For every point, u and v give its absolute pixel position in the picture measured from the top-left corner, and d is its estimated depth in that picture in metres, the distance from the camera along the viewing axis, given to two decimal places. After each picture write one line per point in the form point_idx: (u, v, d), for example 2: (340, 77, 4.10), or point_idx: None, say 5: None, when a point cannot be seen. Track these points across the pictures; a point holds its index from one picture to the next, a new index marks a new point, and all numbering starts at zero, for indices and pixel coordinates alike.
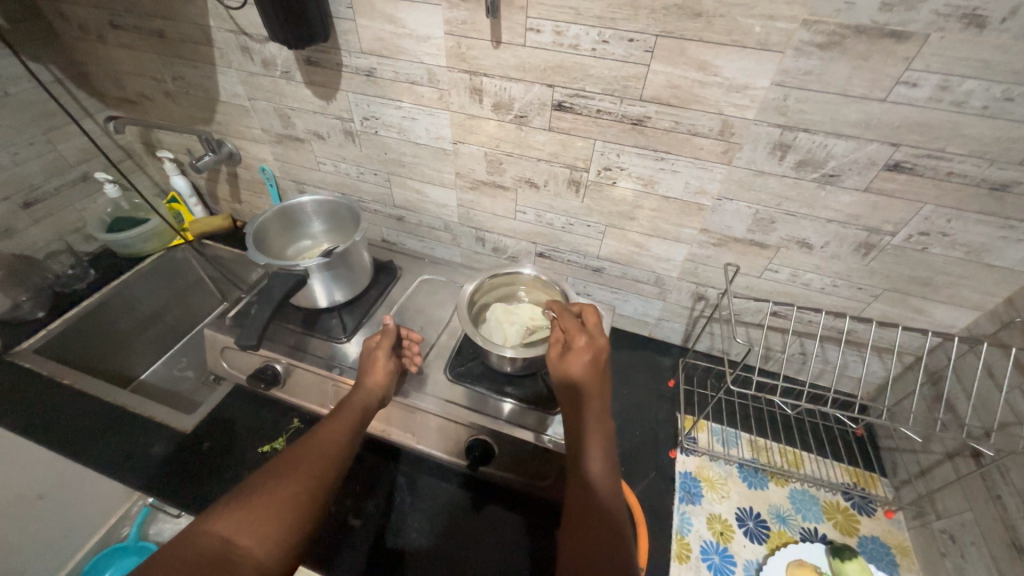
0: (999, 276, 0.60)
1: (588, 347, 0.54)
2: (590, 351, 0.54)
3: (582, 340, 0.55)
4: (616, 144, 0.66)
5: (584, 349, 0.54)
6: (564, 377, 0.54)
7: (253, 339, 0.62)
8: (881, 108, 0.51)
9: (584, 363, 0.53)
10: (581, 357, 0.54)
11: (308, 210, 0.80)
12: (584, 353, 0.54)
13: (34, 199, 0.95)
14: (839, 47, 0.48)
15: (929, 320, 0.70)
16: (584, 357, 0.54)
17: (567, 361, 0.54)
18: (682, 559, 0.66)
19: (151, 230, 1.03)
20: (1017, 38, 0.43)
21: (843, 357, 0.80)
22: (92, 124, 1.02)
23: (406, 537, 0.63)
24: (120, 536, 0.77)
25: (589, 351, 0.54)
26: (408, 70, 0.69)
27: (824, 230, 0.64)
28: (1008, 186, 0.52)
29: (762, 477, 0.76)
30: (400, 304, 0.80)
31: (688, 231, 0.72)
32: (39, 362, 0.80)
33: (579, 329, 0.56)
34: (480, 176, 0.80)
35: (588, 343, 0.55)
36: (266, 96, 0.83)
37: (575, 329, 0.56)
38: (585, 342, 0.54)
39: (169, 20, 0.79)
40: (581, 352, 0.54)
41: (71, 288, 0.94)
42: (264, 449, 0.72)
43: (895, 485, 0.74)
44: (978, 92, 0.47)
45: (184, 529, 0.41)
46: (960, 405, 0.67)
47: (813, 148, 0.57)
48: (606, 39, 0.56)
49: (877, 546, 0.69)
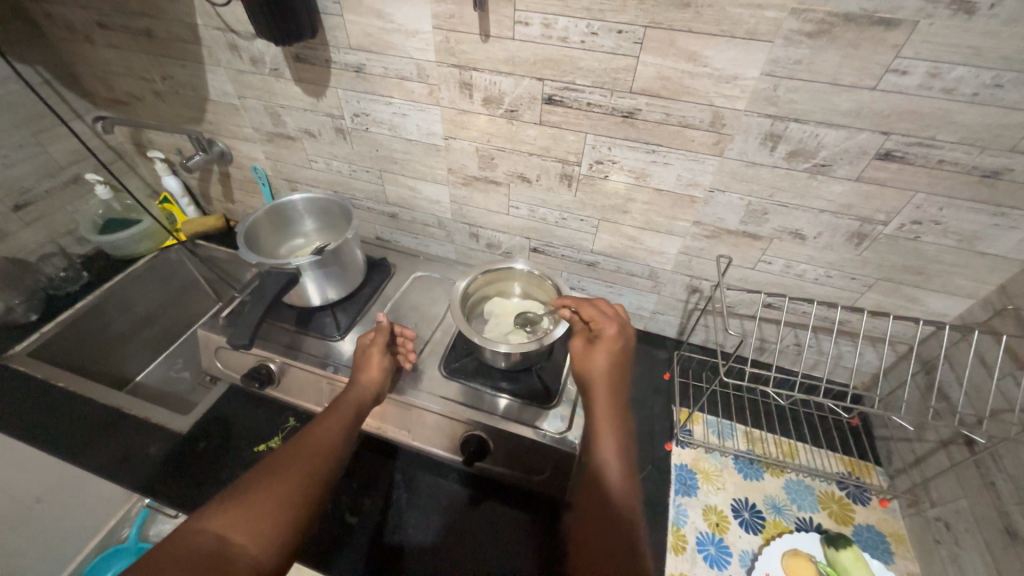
0: (992, 264, 0.60)
1: (616, 336, 0.56)
2: (618, 340, 0.56)
3: (611, 330, 0.56)
4: (608, 138, 0.65)
5: (612, 337, 0.56)
6: (587, 369, 0.55)
7: (245, 339, 0.62)
8: (871, 96, 0.51)
9: (610, 353, 0.55)
10: (607, 347, 0.55)
11: (300, 208, 0.80)
12: (613, 343, 0.55)
13: (26, 202, 0.94)
14: (827, 36, 0.48)
15: (923, 309, 0.70)
16: (611, 347, 0.55)
17: (592, 354, 0.56)
18: (679, 551, 0.66)
19: (145, 231, 1.02)
20: (1006, 23, 0.43)
21: (838, 347, 0.81)
22: (82, 125, 1.02)
23: (404, 533, 0.63)
24: (120, 536, 0.82)
25: (616, 341, 0.56)
26: (397, 66, 0.68)
27: (817, 220, 0.64)
28: (999, 173, 0.52)
29: (757, 468, 0.76)
30: (394, 302, 0.80)
31: (681, 224, 0.72)
32: (32, 364, 0.80)
33: (608, 319, 0.57)
34: (473, 172, 0.79)
35: (617, 333, 0.56)
36: (256, 94, 0.82)
37: (601, 319, 0.57)
38: (615, 331, 0.56)
39: (156, 18, 0.78)
40: (610, 341, 0.55)
41: (63, 290, 0.94)
42: (261, 448, 0.72)
43: (890, 474, 0.75)
44: (968, 78, 0.47)
45: (178, 530, 0.40)
46: (953, 393, 0.67)
47: (804, 138, 0.56)
48: (595, 31, 0.55)
49: (873, 534, 0.69)
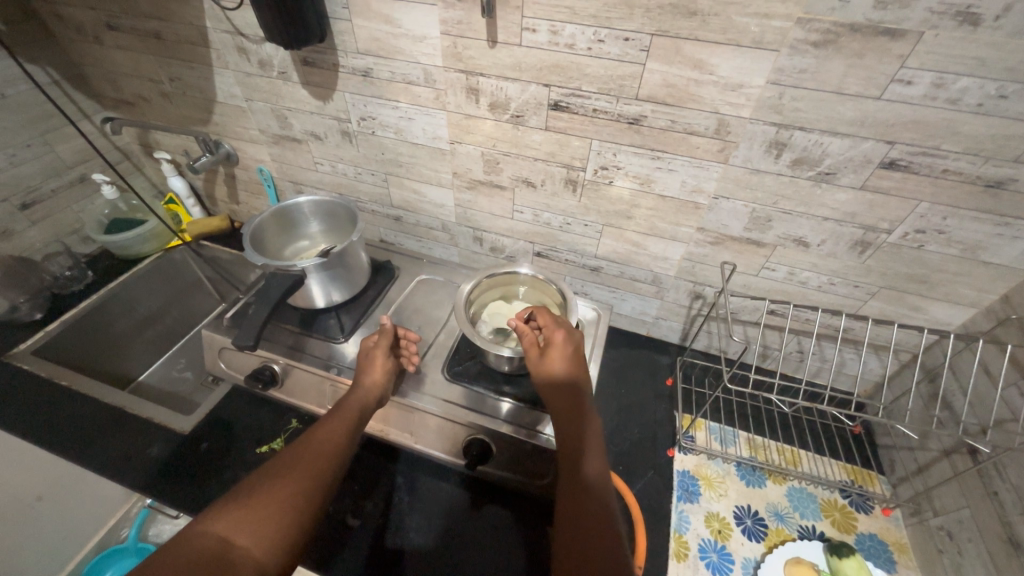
0: (995, 273, 0.61)
1: (567, 341, 0.57)
2: (569, 345, 0.57)
3: (560, 335, 0.57)
4: (613, 143, 0.66)
5: (564, 343, 0.56)
6: (550, 374, 0.55)
7: (250, 340, 0.61)
8: (876, 105, 0.51)
9: (566, 356, 0.56)
10: (564, 351, 0.56)
11: (305, 210, 0.80)
12: (565, 347, 0.56)
13: (32, 200, 0.95)
14: (833, 45, 0.48)
15: (926, 318, 0.70)
16: (565, 350, 0.56)
17: (553, 357, 0.55)
18: (681, 557, 0.66)
19: (151, 231, 1.03)
20: (1011, 35, 0.43)
21: (841, 355, 0.80)
22: (90, 126, 1.03)
23: (405, 537, 0.63)
24: (119, 536, 0.83)
25: (568, 346, 0.57)
26: (404, 70, 0.69)
27: (820, 228, 0.64)
28: (1003, 183, 0.52)
29: (760, 475, 0.76)
30: (398, 304, 0.81)
31: (685, 230, 0.72)
32: (36, 363, 0.80)
33: (556, 325, 0.58)
34: (478, 176, 0.80)
35: (566, 337, 0.57)
36: (263, 96, 0.83)
37: (553, 326, 0.58)
38: (565, 336, 0.57)
39: (166, 21, 0.79)
40: (562, 346, 0.56)
41: (69, 289, 0.94)
42: (263, 449, 0.72)
43: (893, 482, 0.75)
44: (972, 89, 0.47)
45: (182, 531, 0.40)
46: (957, 402, 0.67)
47: (809, 146, 0.57)
48: (601, 38, 0.56)
49: (875, 543, 0.69)
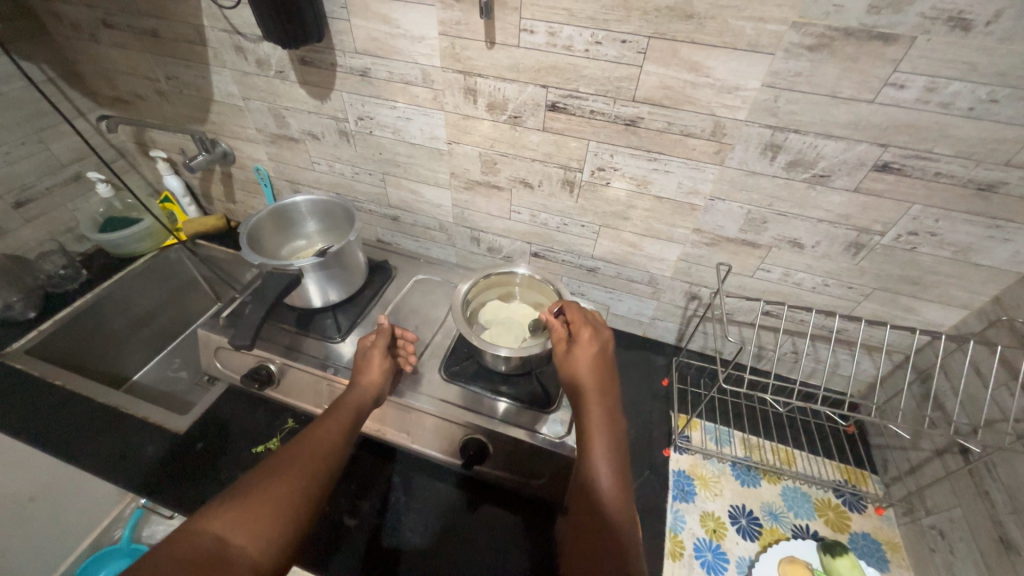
0: (986, 275, 0.61)
1: (593, 340, 0.56)
2: (594, 343, 0.56)
3: (587, 333, 0.57)
4: (610, 145, 0.66)
5: (589, 342, 0.56)
6: (571, 374, 0.55)
7: (247, 339, 0.61)
8: (869, 109, 0.52)
9: (592, 357, 0.55)
10: (587, 351, 0.55)
11: (303, 210, 0.80)
12: (589, 347, 0.56)
13: (27, 199, 0.94)
14: (827, 49, 0.49)
15: (919, 319, 0.70)
16: (589, 350, 0.55)
17: (575, 357, 0.55)
18: (676, 557, 0.66)
19: (145, 231, 1.02)
20: (1001, 40, 0.44)
21: (835, 356, 0.81)
22: (85, 124, 1.02)
23: (401, 537, 0.63)
24: (110, 538, 0.80)
25: (593, 345, 0.56)
26: (402, 70, 0.69)
27: (815, 229, 0.65)
28: (994, 186, 0.53)
29: (754, 475, 0.76)
30: (395, 304, 0.81)
31: (681, 231, 0.73)
32: (29, 362, 0.79)
33: (584, 323, 0.58)
34: (475, 176, 0.80)
35: (592, 336, 0.57)
36: (261, 95, 0.83)
37: (580, 324, 0.58)
38: (590, 335, 0.57)
39: (163, 19, 0.79)
40: (588, 345, 0.56)
41: (62, 288, 0.93)
42: (259, 449, 0.72)
43: (885, 482, 0.75)
44: (964, 93, 0.48)
45: (175, 531, 0.40)
46: (948, 402, 0.68)
47: (804, 148, 0.57)
48: (599, 40, 0.56)
49: (868, 542, 0.70)
